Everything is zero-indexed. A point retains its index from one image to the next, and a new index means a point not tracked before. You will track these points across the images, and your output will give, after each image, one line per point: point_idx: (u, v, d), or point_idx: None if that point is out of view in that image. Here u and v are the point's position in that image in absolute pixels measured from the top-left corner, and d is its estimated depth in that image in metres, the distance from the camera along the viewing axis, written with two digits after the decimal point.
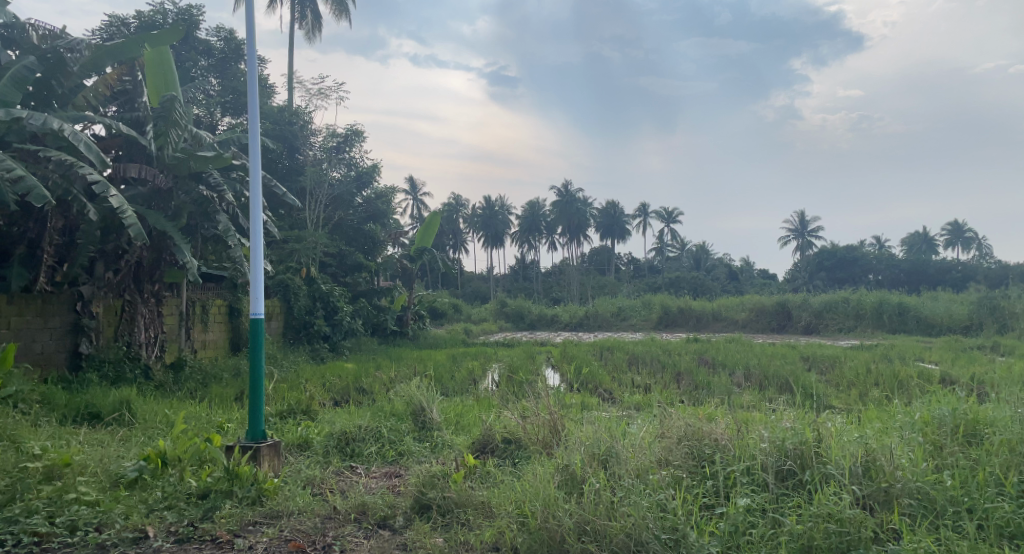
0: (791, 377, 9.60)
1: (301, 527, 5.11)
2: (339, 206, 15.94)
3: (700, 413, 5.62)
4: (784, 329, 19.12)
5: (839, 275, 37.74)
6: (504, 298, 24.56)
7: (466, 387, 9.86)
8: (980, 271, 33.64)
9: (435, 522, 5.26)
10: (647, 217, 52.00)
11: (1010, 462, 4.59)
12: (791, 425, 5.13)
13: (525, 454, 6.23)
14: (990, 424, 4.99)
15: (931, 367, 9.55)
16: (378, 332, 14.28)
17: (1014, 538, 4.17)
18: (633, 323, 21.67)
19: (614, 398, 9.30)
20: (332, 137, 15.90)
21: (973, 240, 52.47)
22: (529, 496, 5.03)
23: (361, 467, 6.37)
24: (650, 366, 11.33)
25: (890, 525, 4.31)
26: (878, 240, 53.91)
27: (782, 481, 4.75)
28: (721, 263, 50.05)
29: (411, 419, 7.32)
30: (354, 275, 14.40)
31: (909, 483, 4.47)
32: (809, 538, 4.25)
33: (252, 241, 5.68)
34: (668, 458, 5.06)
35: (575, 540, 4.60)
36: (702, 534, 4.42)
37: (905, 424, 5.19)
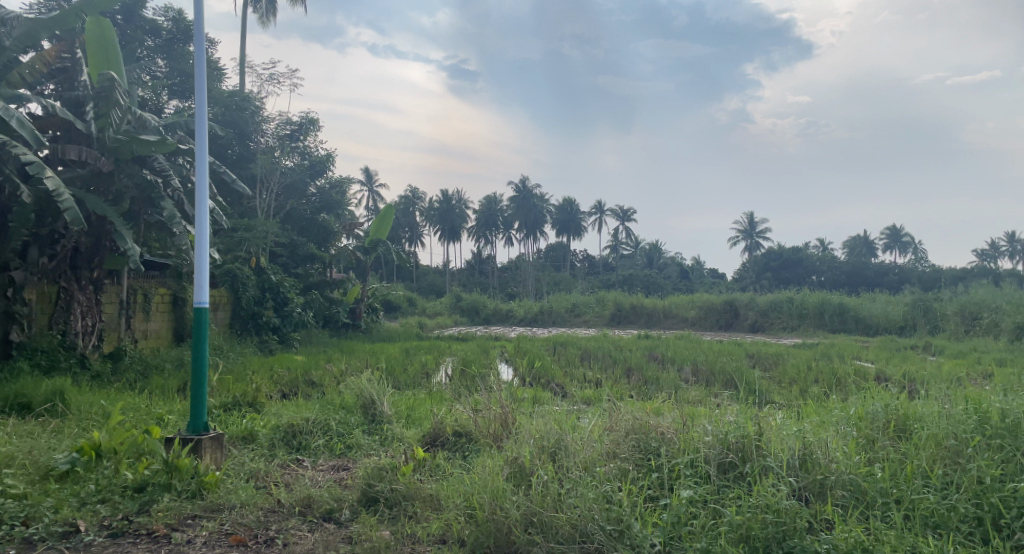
0: (737, 373, 9.80)
1: (242, 520, 5.04)
2: (290, 196, 15.69)
3: (648, 408, 5.69)
4: (732, 327, 19.52)
5: (785, 275, 38.67)
6: (459, 293, 24.51)
7: (418, 381, 9.82)
8: (915, 275, 34.83)
9: (382, 515, 5.23)
10: (602, 214, 52.49)
11: (936, 456, 4.74)
12: (734, 419, 5.25)
13: (475, 447, 6.24)
14: (919, 419, 5.16)
15: (867, 365, 9.87)
16: (330, 325, 14.02)
17: (937, 528, 4.33)
18: (587, 319, 21.85)
19: (565, 393, 9.37)
20: (285, 124, 15.63)
21: (911, 244, 54.30)
22: (478, 488, 5.06)
23: (308, 460, 6.31)
24: (601, 362, 11.44)
25: (823, 516, 4.46)
26: (820, 242, 55.33)
27: (723, 474, 4.86)
28: (673, 261, 50.78)
29: (361, 412, 7.25)
30: (306, 266, 14.18)
31: (842, 475, 4.62)
32: (747, 529, 4.35)
33: (197, 228, 5.54)
34: (615, 450, 5.13)
35: (522, 532, 4.65)
36: (646, 524, 4.49)
37: (840, 419, 5.36)
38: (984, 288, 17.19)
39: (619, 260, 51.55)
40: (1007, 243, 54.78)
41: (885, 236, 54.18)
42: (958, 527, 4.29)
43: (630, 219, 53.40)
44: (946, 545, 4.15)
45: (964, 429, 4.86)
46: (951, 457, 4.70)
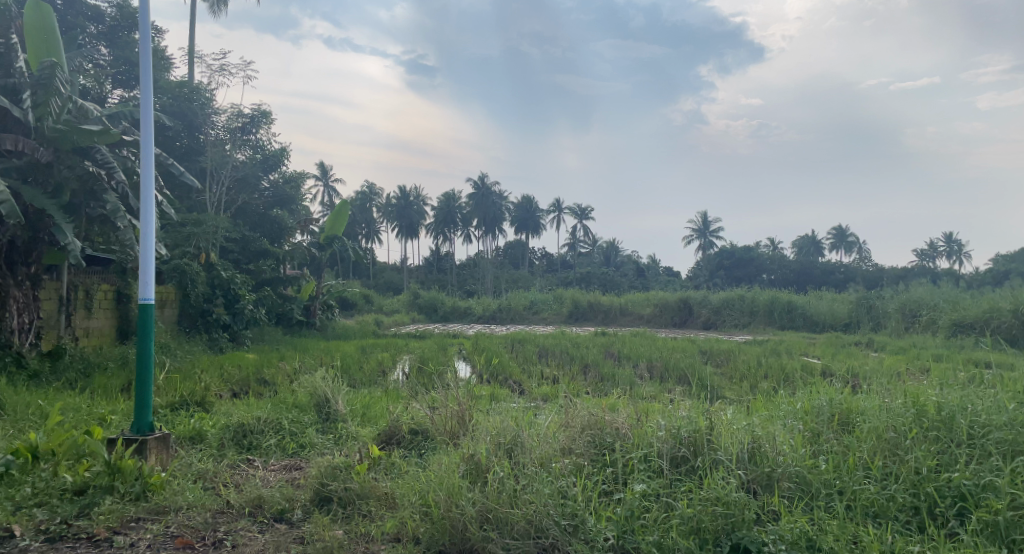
0: (690, 369, 9.94)
1: (188, 522, 4.93)
2: (242, 189, 15.38)
3: (603, 404, 5.71)
4: (685, 324, 19.78)
5: (737, 274, 39.36)
6: (417, 290, 24.34)
7: (374, 379, 9.71)
8: (860, 274, 35.77)
9: (336, 514, 5.17)
10: (560, 212, 52.73)
11: (877, 447, 4.85)
12: (686, 414, 5.31)
13: (431, 445, 6.20)
14: (861, 413, 5.28)
15: (814, 361, 10.08)
16: (284, 322, 13.80)
17: (877, 517, 4.45)
18: (544, 316, 21.90)
19: (522, 390, 9.37)
20: (237, 117, 15.12)
21: (857, 244, 55.79)
22: (433, 485, 5.02)
23: (259, 460, 6.20)
24: (559, 359, 11.48)
25: (770, 507, 4.55)
26: (771, 241, 56.33)
27: (676, 468, 4.92)
28: (630, 259, 51.26)
29: (315, 411, 7.14)
30: (259, 262, 13.90)
31: (789, 468, 4.72)
32: (698, 521, 4.41)
33: (143, 222, 5.38)
34: (571, 446, 5.15)
35: (477, 528, 4.64)
36: (600, 519, 4.53)
37: (788, 414, 5.46)
38: (925, 287, 17.74)
39: (577, 257, 51.85)
40: (947, 243, 56.64)
41: (832, 235, 55.53)
42: (896, 516, 4.41)
43: (587, 217, 53.73)
44: (885, 534, 4.26)
45: (903, 421, 4.98)
46: (892, 449, 4.82)
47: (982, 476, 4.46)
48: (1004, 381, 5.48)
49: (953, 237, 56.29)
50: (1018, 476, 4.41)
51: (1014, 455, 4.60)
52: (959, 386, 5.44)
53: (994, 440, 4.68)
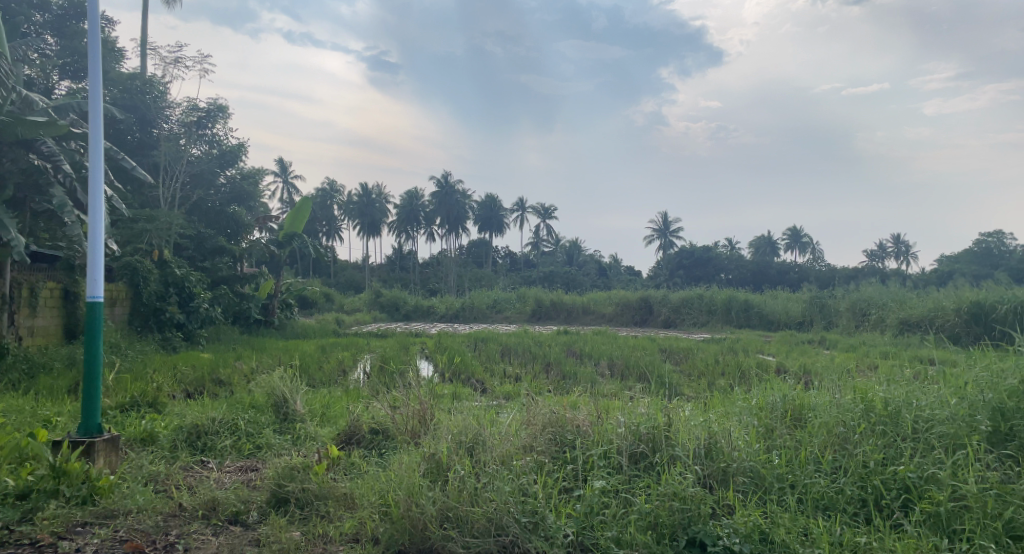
0: (650, 367, 10.01)
1: (138, 526, 4.82)
2: (197, 185, 15.20)
3: (564, 402, 5.72)
4: (646, 323, 19.98)
5: (696, 273, 39.87)
6: (379, 288, 24.11)
7: (334, 379, 9.60)
8: (814, 274, 36.53)
9: (293, 516, 5.09)
10: (523, 212, 52.85)
11: (827, 442, 4.94)
12: (645, 411, 5.35)
13: (392, 444, 6.15)
14: (813, 409, 5.37)
15: (769, 359, 10.25)
16: (241, 321, 13.57)
17: (827, 510, 4.53)
18: (507, 315, 21.87)
19: (485, 388, 9.36)
20: (193, 111, 14.89)
21: (810, 244, 56.96)
22: (393, 485, 4.97)
23: (213, 462, 6.09)
24: (521, 358, 11.47)
25: (725, 501, 4.60)
26: (730, 241, 57.14)
27: (634, 464, 4.96)
28: (592, 259, 51.59)
29: (272, 411, 7.01)
30: (215, 259, 13.61)
31: (743, 462, 4.78)
32: (655, 516, 4.45)
33: (90, 217, 5.23)
34: (532, 444, 5.14)
35: (437, 527, 4.61)
36: (560, 516, 4.53)
37: (743, 410, 5.53)
38: (876, 285, 18.17)
39: (540, 257, 51.99)
40: (896, 243, 58.10)
41: (788, 236, 56.55)
42: (845, 509, 4.50)
43: (551, 216, 53.90)
44: (835, 525, 4.34)
45: (851, 417, 5.08)
46: (842, 443, 4.91)
47: (926, 468, 4.56)
48: (946, 376, 5.62)
49: (902, 238, 57.85)
50: (959, 468, 4.51)
51: (956, 448, 4.70)
52: (905, 382, 5.57)
53: (937, 434, 4.78)
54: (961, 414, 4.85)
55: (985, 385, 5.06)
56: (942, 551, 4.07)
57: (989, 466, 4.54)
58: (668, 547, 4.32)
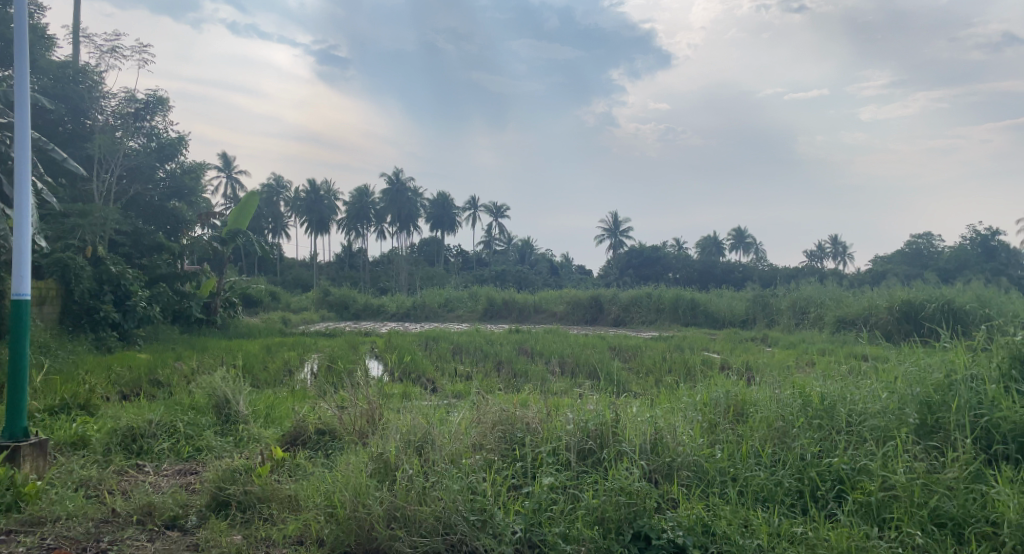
0: (599, 365, 10.08)
1: (67, 533, 4.69)
2: (135, 178, 14.52)
3: (514, 400, 5.72)
4: (596, 321, 20.12)
5: (644, 272, 40.37)
6: (328, 287, 23.74)
7: (279, 379, 9.41)
8: (757, 274, 37.45)
9: (234, 519, 4.97)
10: (476, 210, 52.81)
11: (768, 436, 5.04)
12: (594, 407, 5.38)
13: (339, 445, 6.05)
14: (755, 404, 5.48)
15: (714, 356, 10.44)
16: (181, 321, 13.22)
17: (767, 501, 4.61)
18: (459, 314, 21.77)
19: (434, 387, 9.30)
20: (129, 102, 14.32)
21: (754, 245, 58.20)
22: (339, 486, 4.89)
23: (150, 466, 5.91)
24: (472, 357, 11.41)
25: (670, 495, 4.65)
26: (679, 241, 57.87)
27: (583, 460, 4.98)
28: (543, 258, 51.86)
29: (214, 412, 6.83)
30: (153, 257, 13.17)
31: (688, 457, 4.85)
32: (602, 511, 4.47)
33: (15, 211, 5.02)
34: (482, 442, 5.12)
35: (384, 527, 4.55)
36: (508, 513, 4.53)
37: (688, 405, 5.61)
38: (814, 285, 18.64)
39: (492, 256, 52.02)
40: (834, 244, 59.75)
41: (733, 236, 57.63)
42: (783, 500, 4.59)
43: (503, 215, 53.97)
44: (774, 517, 4.42)
45: (791, 412, 5.19)
46: (782, 436, 5.01)
47: (859, 460, 4.68)
48: (878, 372, 5.79)
49: (841, 239, 59.63)
50: (889, 459, 4.63)
51: (887, 440, 4.83)
52: (840, 377, 5.72)
53: (869, 427, 4.92)
54: (892, 407, 4.99)
55: (914, 379, 5.23)
56: (874, 539, 4.17)
57: (917, 456, 4.66)
58: (614, 541, 4.34)
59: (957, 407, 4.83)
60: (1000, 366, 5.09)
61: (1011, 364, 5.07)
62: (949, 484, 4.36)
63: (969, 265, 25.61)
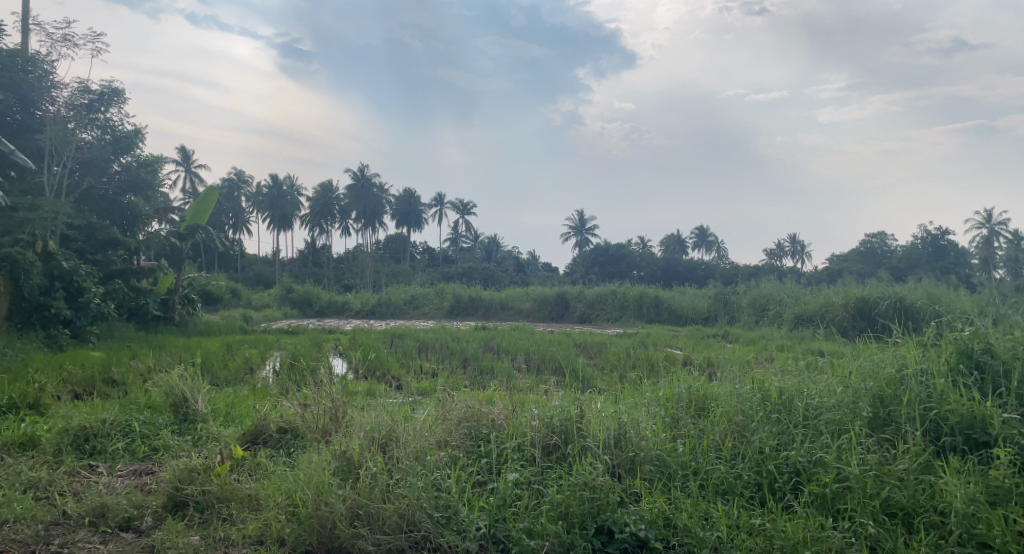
0: (565, 361, 10.13)
1: (15, 537, 4.61)
2: (88, 172, 14.19)
3: (480, 396, 5.69)
4: (562, 318, 20.19)
5: (610, 270, 40.67)
6: (291, 283, 23.44)
7: (240, 377, 9.28)
8: (719, 272, 37.97)
9: (191, 520, 4.89)
10: (442, 207, 52.59)
11: (729, 430, 5.09)
12: (559, 403, 5.39)
13: (302, 443, 5.96)
14: (716, 398, 5.54)
15: (677, 352, 10.53)
16: (137, 318, 12.97)
17: (727, 494, 4.67)
18: (425, 311, 21.66)
19: (400, 385, 9.23)
20: (83, 93, 13.93)
21: (717, 243, 58.94)
22: (301, 484, 4.82)
23: (103, 466, 5.79)
24: (438, 354, 11.37)
25: (632, 489, 4.68)
26: (644, 239, 58.31)
27: (548, 456, 4.99)
28: (510, 255, 51.89)
29: (171, 411, 6.69)
30: (107, 252, 12.88)
31: (650, 451, 4.89)
32: (565, 506, 4.49)
33: None
34: (447, 439, 5.10)
35: (347, 525, 4.51)
36: (473, 509, 4.53)
37: (651, 401, 5.65)
38: (773, 282, 18.94)
39: (459, 253, 51.90)
40: (793, 243, 60.79)
41: (696, 234, 58.31)
42: (742, 493, 4.65)
43: (469, 212, 53.84)
44: (733, 509, 4.48)
45: (750, 406, 5.25)
46: (742, 430, 5.08)
47: (815, 453, 4.76)
48: (834, 366, 5.89)
49: (800, 238, 60.73)
50: (844, 452, 4.72)
51: (842, 433, 4.93)
52: (798, 372, 5.81)
53: (825, 420, 5.00)
54: (847, 401, 5.10)
55: (868, 374, 5.34)
56: (829, 530, 4.25)
57: (870, 449, 4.76)
58: (578, 536, 4.36)
59: (908, 400, 4.94)
60: (949, 360, 5.22)
61: (959, 358, 5.19)
62: (900, 475, 4.46)
63: (922, 264, 26.28)
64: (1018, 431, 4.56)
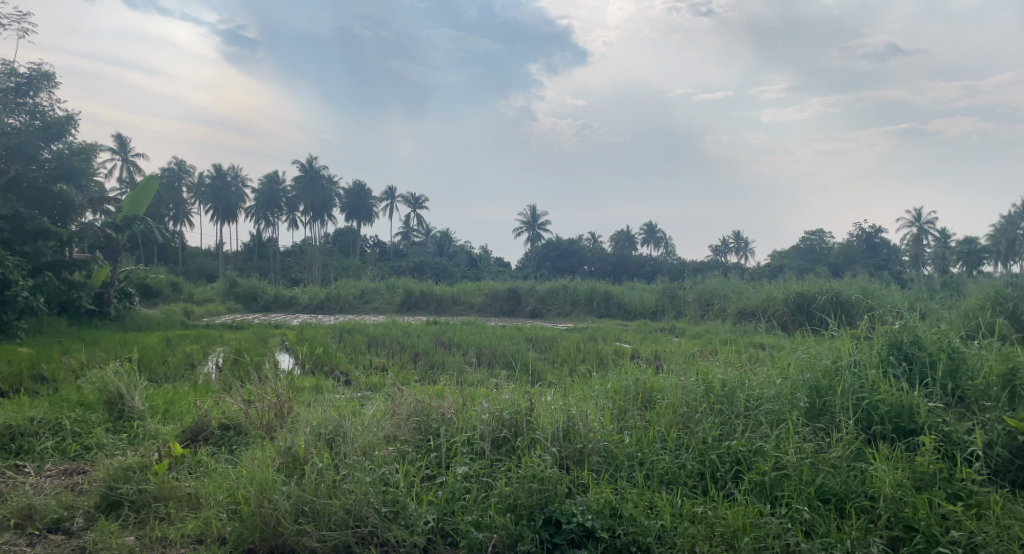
0: (516, 355, 10.13)
1: None
2: (15, 159, 13.16)
3: (430, 391, 5.64)
4: (513, 313, 20.23)
5: (561, 265, 40.97)
6: (235, 278, 22.91)
7: (181, 373, 9.03)
8: (667, 268, 38.58)
9: (126, 520, 4.73)
10: (393, 200, 52.10)
11: (673, 421, 5.15)
12: (510, 396, 5.38)
13: (244, 440, 5.83)
14: (662, 391, 5.60)
15: (626, 346, 10.64)
16: (69, 312, 12.53)
17: (671, 483, 4.72)
18: (375, 306, 21.43)
19: (349, 380, 9.12)
20: (10, 76, 13.19)
21: (665, 239, 59.79)
22: (243, 482, 4.69)
23: (31, 466, 5.57)
24: (388, 348, 11.27)
25: (580, 481, 4.70)
26: (594, 235, 58.85)
27: (497, 449, 4.98)
28: (461, 250, 51.79)
29: (105, 408, 6.46)
30: (38, 243, 12.11)
31: (598, 443, 4.92)
32: (514, 498, 4.48)
33: None
34: (396, 433, 5.04)
35: (291, 523, 4.42)
36: (421, 503, 4.49)
37: (599, 393, 5.68)
38: (717, 277, 19.30)
39: (410, 247, 51.57)
40: (737, 239, 62.10)
41: (645, 230, 59.12)
42: (686, 482, 4.71)
43: (421, 206, 53.50)
44: (676, 498, 4.53)
45: (694, 398, 5.32)
46: (686, 421, 5.15)
47: (755, 442, 4.86)
48: (774, 358, 6.02)
49: (742, 236, 62.16)
50: (782, 440, 4.83)
51: (780, 423, 5.04)
52: (740, 364, 5.93)
53: (765, 410, 5.11)
54: (785, 392, 5.22)
55: (805, 365, 5.47)
56: (766, 516, 4.33)
57: (806, 437, 4.88)
58: (526, 527, 4.35)
59: (842, 391, 5.08)
60: (880, 352, 5.38)
61: (890, 350, 5.35)
62: (834, 462, 4.58)
63: (858, 260, 27.14)
64: (942, 419, 4.72)
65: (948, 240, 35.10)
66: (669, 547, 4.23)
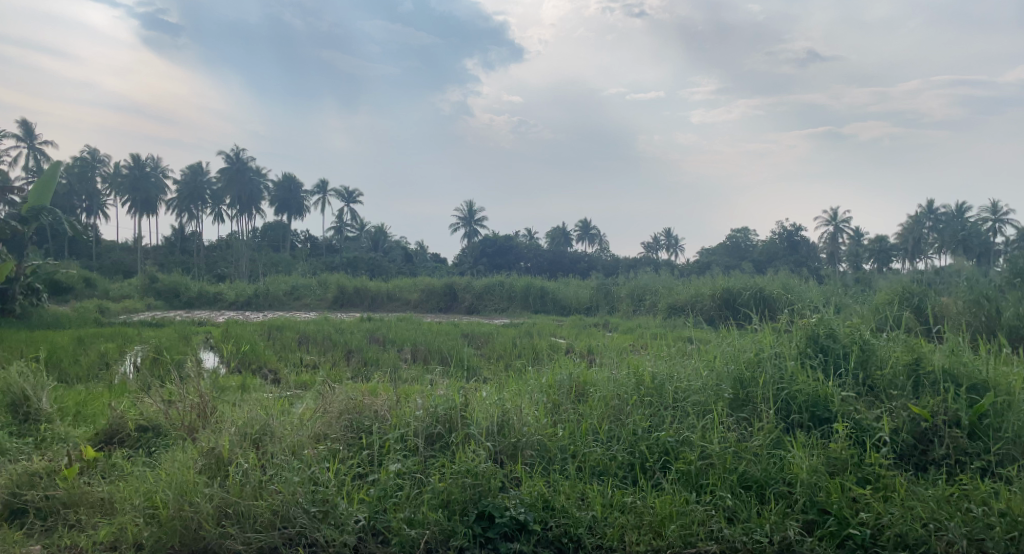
0: (451, 352, 10.02)
1: None
2: None
3: (363, 388, 5.50)
4: (449, 309, 20.07)
5: (498, 261, 40.49)
6: (155, 273, 21.97)
7: (94, 373, 8.58)
8: (601, 265, 39.01)
9: (32, 528, 4.46)
10: (325, 195, 51.14)
11: (605, 414, 5.17)
12: (444, 392, 5.30)
13: (164, 442, 5.56)
14: (594, 384, 5.61)
15: (560, 340, 10.65)
16: None
17: (602, 475, 4.71)
18: (306, 302, 20.92)
19: (278, 378, 8.85)
20: None
21: (599, 237, 60.50)
22: (161, 484, 4.46)
23: None
24: (320, 346, 11.00)
25: (513, 474, 4.65)
26: (530, 232, 59.14)
27: (431, 445, 4.88)
28: (396, 245, 51.23)
29: (8, 412, 6.07)
30: None
31: (532, 436, 4.88)
32: (448, 494, 4.41)
33: None
34: (326, 432, 4.90)
35: (214, 525, 4.23)
36: (351, 502, 4.38)
37: (534, 388, 5.66)
38: (649, 274, 19.61)
39: (343, 243, 50.73)
40: (668, 238, 63.34)
41: (578, 228, 59.73)
42: (616, 472, 4.71)
43: (354, 201, 52.68)
44: (607, 488, 4.54)
45: (625, 391, 5.35)
46: (617, 413, 5.17)
47: (682, 433, 4.90)
48: (702, 351, 6.12)
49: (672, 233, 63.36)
50: (707, 430, 4.90)
51: (706, 413, 5.12)
52: (670, 358, 5.99)
53: (692, 401, 5.18)
54: (711, 384, 5.31)
55: (731, 357, 5.58)
56: (692, 503, 4.37)
57: (730, 427, 4.96)
58: (459, 522, 4.29)
59: (764, 381, 5.19)
60: (800, 345, 5.52)
61: (808, 343, 5.50)
62: (755, 451, 4.67)
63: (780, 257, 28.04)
64: (855, 407, 4.86)
65: (864, 239, 36.62)
66: (600, 537, 4.22)
